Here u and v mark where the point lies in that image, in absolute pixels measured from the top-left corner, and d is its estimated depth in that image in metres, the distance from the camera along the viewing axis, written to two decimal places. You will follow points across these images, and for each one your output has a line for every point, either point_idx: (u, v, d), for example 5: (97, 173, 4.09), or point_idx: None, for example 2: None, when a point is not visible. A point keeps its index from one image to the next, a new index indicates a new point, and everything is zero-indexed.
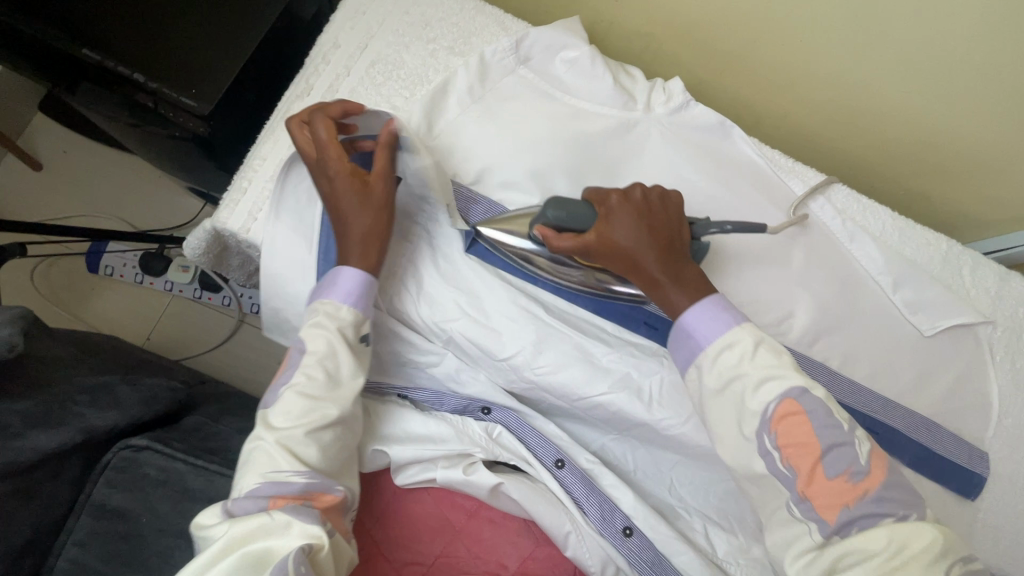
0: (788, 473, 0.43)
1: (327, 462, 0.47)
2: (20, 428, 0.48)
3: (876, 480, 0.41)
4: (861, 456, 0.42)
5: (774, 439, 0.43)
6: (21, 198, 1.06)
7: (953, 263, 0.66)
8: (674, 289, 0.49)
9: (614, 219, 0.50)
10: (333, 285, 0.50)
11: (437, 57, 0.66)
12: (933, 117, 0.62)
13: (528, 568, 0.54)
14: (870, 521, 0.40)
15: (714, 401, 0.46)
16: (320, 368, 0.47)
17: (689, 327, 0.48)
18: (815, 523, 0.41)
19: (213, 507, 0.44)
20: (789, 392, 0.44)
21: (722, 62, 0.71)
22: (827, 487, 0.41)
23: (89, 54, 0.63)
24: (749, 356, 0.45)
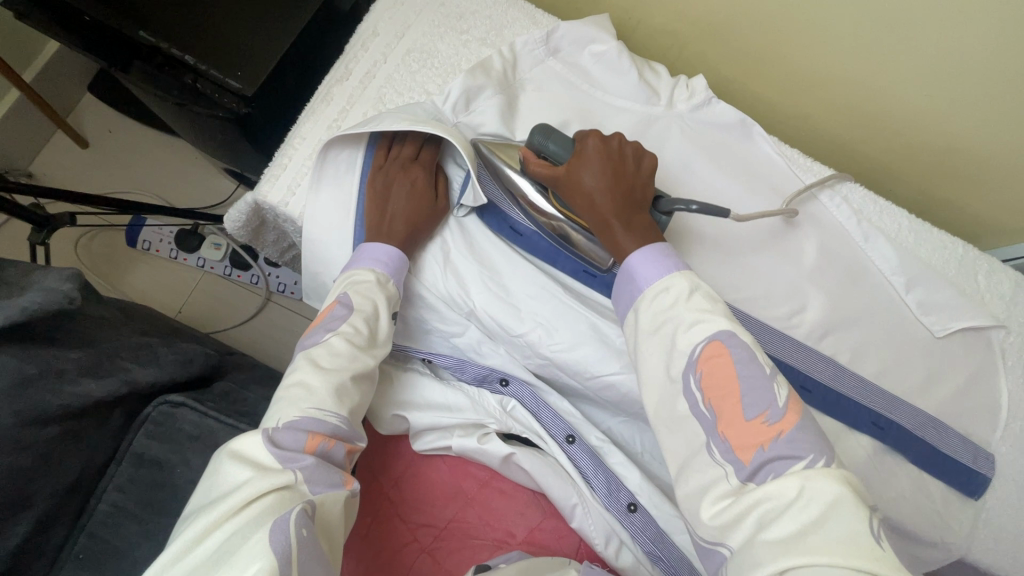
0: (708, 415, 0.43)
1: (353, 425, 0.49)
2: (74, 374, 0.52)
3: (791, 422, 0.40)
4: (779, 399, 0.41)
5: (698, 381, 0.44)
6: (67, 172, 1.12)
7: (969, 267, 0.67)
8: (622, 232, 0.51)
9: (584, 159, 0.53)
10: (375, 256, 0.56)
11: (469, 48, 0.69)
12: (950, 118, 0.63)
13: (536, 538, 0.57)
14: (782, 465, 0.39)
15: (647, 341, 0.48)
16: (364, 323, 0.52)
17: (632, 267, 0.50)
18: (732, 466, 0.41)
19: (249, 439, 0.44)
20: (716, 335, 0.44)
21: (747, 59, 0.72)
22: (741, 427, 0.41)
23: (145, 36, 0.67)
24: (683, 298, 0.47)
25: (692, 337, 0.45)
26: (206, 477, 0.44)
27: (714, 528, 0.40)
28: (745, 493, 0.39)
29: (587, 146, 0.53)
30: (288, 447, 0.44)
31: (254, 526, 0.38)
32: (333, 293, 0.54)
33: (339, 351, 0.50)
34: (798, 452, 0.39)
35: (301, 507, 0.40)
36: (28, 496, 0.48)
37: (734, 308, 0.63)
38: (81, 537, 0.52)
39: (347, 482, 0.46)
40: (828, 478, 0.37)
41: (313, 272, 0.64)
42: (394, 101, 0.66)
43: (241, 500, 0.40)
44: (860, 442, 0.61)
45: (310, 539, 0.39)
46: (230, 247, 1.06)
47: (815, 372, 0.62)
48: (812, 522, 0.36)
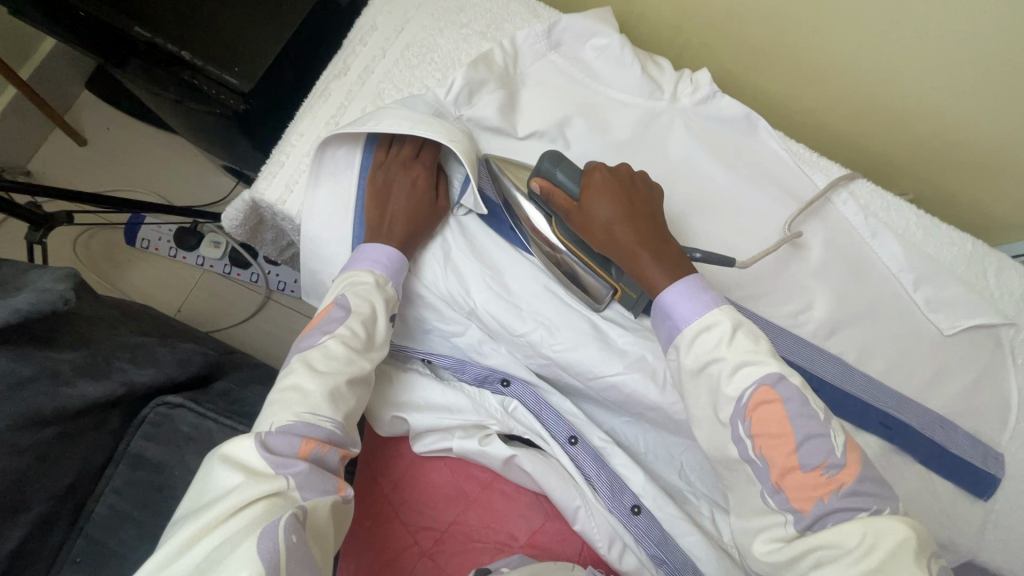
0: (760, 463, 0.43)
1: (348, 430, 0.48)
2: (70, 375, 0.51)
3: (851, 473, 0.40)
4: (837, 448, 0.41)
5: (748, 427, 0.43)
6: (65, 169, 1.11)
7: (978, 264, 0.66)
8: (654, 269, 0.49)
9: (599, 190, 0.51)
10: (372, 257, 0.55)
11: (469, 42, 0.68)
12: (959, 112, 0.62)
13: (538, 541, 0.56)
14: (843, 515, 0.40)
15: (691, 382, 0.47)
16: (361, 324, 0.51)
17: (668, 305, 0.48)
18: (790, 515, 0.41)
19: (243, 441, 0.44)
20: (764, 379, 0.44)
21: (752, 53, 0.71)
22: (798, 479, 0.41)
23: (140, 31, 0.66)
24: (727, 339, 0.45)
25: (739, 382, 0.44)
26: (195, 480, 0.43)
27: (767, 563, 0.43)
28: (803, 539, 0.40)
29: (596, 179, 0.51)
30: (282, 451, 0.43)
31: (244, 534, 0.38)
32: (330, 295, 0.53)
33: (336, 355, 0.49)
34: (861, 504, 0.39)
35: (292, 514, 0.40)
36: (24, 499, 0.48)
37: (738, 306, 0.62)
38: (79, 539, 0.52)
39: (340, 488, 0.45)
40: (897, 527, 0.38)
41: (311, 270, 0.63)
42: (392, 96, 0.65)
43: (232, 506, 0.39)
44: (867, 442, 0.60)
45: (299, 547, 0.39)
46: (229, 245, 1.06)
47: (821, 371, 0.61)
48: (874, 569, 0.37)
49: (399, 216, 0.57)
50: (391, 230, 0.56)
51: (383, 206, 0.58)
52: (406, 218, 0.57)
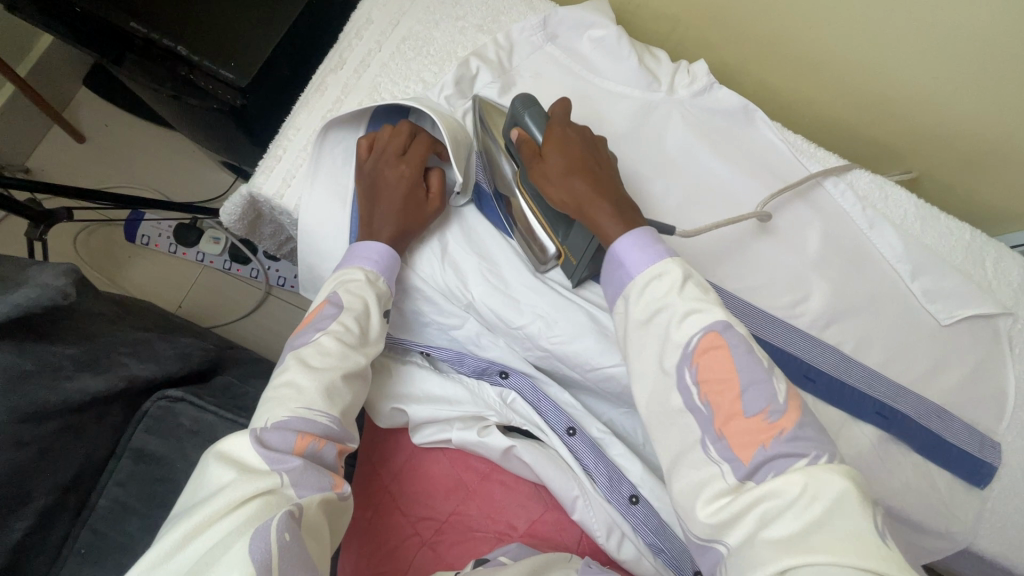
0: (704, 411, 0.41)
1: (344, 426, 0.48)
2: (71, 369, 0.52)
3: (793, 420, 0.39)
4: (779, 394, 0.40)
5: (694, 374, 0.42)
6: (63, 166, 1.12)
7: (975, 254, 0.66)
8: (609, 217, 0.48)
9: (559, 138, 0.51)
10: (365, 254, 0.55)
11: (466, 35, 0.67)
12: (956, 100, 0.61)
13: (537, 530, 0.56)
14: (783, 463, 0.38)
15: (639, 331, 0.46)
16: (354, 321, 0.51)
17: (620, 252, 0.47)
18: (730, 464, 0.40)
19: (239, 438, 0.44)
20: (713, 326, 0.43)
21: (750, 45, 0.71)
22: (741, 425, 0.40)
23: (138, 27, 0.66)
24: (676, 287, 0.44)
25: (687, 329, 0.43)
26: (193, 475, 0.44)
27: (710, 526, 0.39)
28: (744, 490, 0.38)
29: (557, 129, 0.51)
30: (277, 447, 0.44)
31: (236, 534, 0.38)
32: (324, 292, 0.54)
33: (329, 351, 0.49)
34: (800, 450, 0.38)
35: (285, 511, 0.40)
36: (28, 491, 0.48)
37: (737, 297, 0.62)
38: (84, 532, 0.52)
39: (337, 483, 0.45)
40: (834, 475, 0.36)
41: (310, 265, 0.63)
42: (389, 90, 0.65)
43: (224, 504, 0.40)
44: (864, 432, 0.60)
45: (293, 544, 0.39)
46: (229, 241, 1.06)
47: (818, 361, 0.61)
48: (815, 519, 0.35)
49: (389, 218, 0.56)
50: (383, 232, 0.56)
51: (375, 207, 0.57)
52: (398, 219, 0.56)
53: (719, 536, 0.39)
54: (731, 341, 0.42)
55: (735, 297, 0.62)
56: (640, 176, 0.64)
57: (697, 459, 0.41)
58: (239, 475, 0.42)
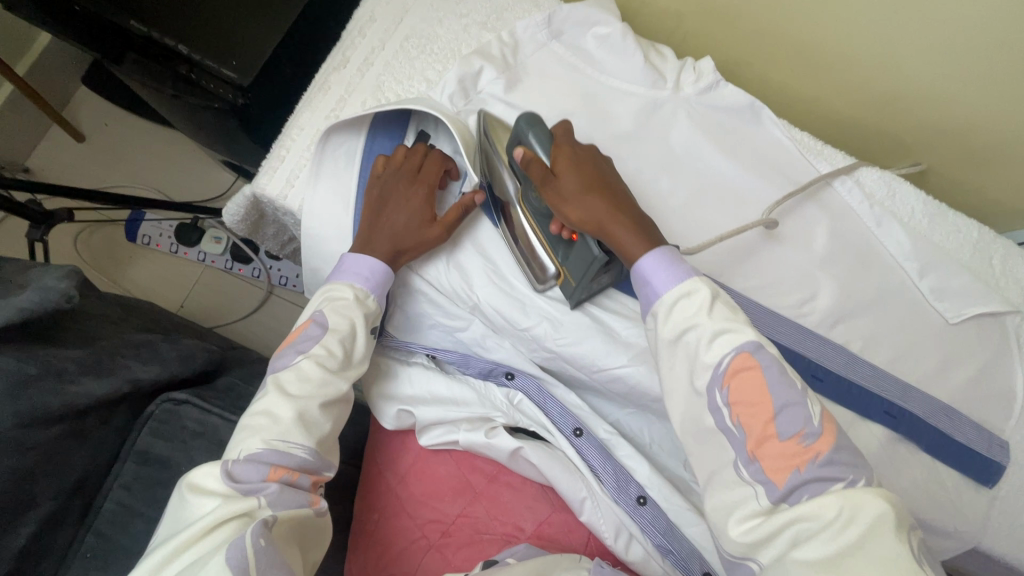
0: (737, 432, 0.42)
1: (322, 455, 0.48)
2: (76, 372, 0.51)
3: (828, 442, 0.40)
4: (813, 417, 0.41)
5: (725, 395, 0.43)
6: (63, 165, 1.11)
7: (984, 251, 0.65)
8: (630, 236, 0.48)
9: (567, 159, 0.50)
10: (353, 271, 0.54)
11: (469, 32, 0.67)
12: (966, 97, 0.61)
13: (545, 532, 0.56)
14: (819, 487, 0.38)
15: (668, 350, 0.46)
16: (338, 344, 0.51)
17: (646, 272, 0.47)
18: (763, 486, 0.40)
19: (211, 470, 0.44)
20: (743, 347, 0.43)
21: (756, 41, 0.70)
22: (775, 447, 0.40)
23: (137, 26, 0.66)
24: (706, 307, 0.45)
25: (717, 349, 0.44)
26: (170, 508, 0.44)
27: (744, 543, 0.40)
28: (777, 513, 0.39)
29: (567, 149, 0.51)
30: (251, 477, 0.43)
31: (213, 551, 0.38)
32: (308, 311, 0.53)
33: (310, 377, 0.49)
34: (836, 474, 0.38)
35: (261, 521, 0.39)
36: (32, 496, 0.48)
37: (743, 297, 0.61)
38: (89, 536, 0.52)
39: (315, 503, 0.45)
40: (873, 500, 0.36)
41: (313, 267, 0.63)
42: (393, 89, 0.64)
43: (201, 528, 0.40)
44: (872, 431, 0.60)
45: (267, 550, 0.38)
46: (230, 241, 1.05)
47: (826, 361, 0.60)
48: (852, 543, 0.35)
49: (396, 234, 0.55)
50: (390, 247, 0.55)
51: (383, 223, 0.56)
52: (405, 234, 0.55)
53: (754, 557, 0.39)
54: (762, 361, 0.42)
55: (742, 297, 0.61)
56: (646, 175, 0.63)
57: (730, 478, 0.42)
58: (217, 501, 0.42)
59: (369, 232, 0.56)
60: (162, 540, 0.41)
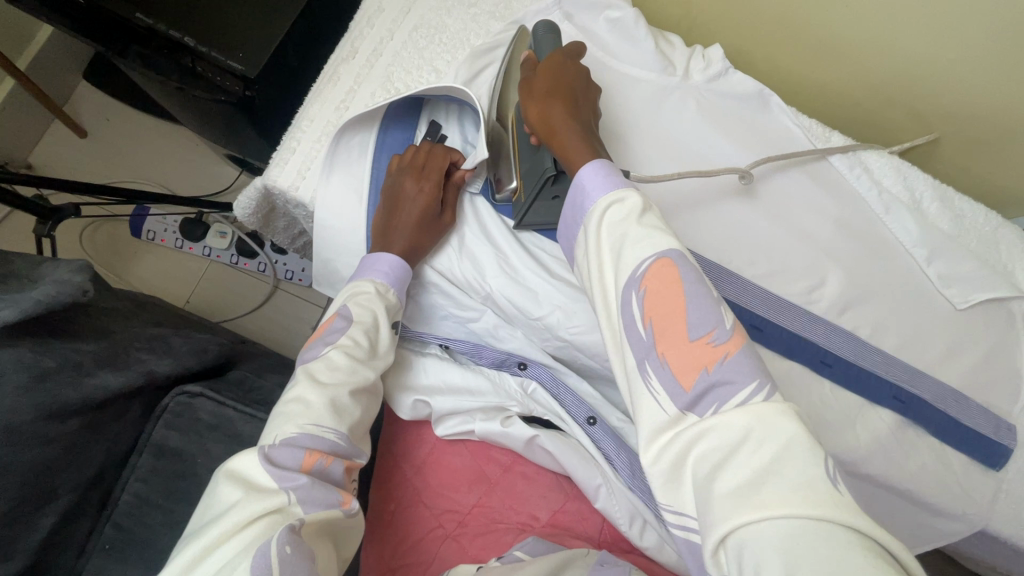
0: (647, 337, 0.38)
1: (351, 444, 0.48)
2: (91, 366, 0.51)
3: (739, 344, 0.36)
4: (725, 319, 0.37)
5: (640, 298, 0.39)
6: (65, 159, 1.10)
7: (990, 238, 0.66)
8: (576, 143, 0.48)
9: (553, 65, 0.53)
10: (375, 267, 0.55)
11: (478, 21, 0.66)
12: (976, 83, 0.61)
13: (559, 521, 0.56)
14: (726, 390, 0.35)
15: (594, 254, 0.43)
16: (364, 335, 0.51)
17: (583, 178, 0.46)
18: (672, 393, 0.36)
19: (248, 456, 0.44)
20: (665, 252, 0.40)
21: (764, 28, 0.70)
22: (685, 350, 0.37)
23: (141, 18, 0.65)
24: (635, 213, 0.42)
25: (639, 253, 0.40)
26: (205, 493, 0.44)
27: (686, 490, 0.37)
28: (684, 424, 0.35)
29: (558, 59, 0.53)
30: (286, 462, 0.43)
31: (243, 554, 0.38)
32: (334, 305, 0.54)
33: (338, 366, 0.49)
34: (743, 376, 0.35)
35: (286, 527, 0.39)
36: (53, 488, 0.48)
37: (755, 284, 0.61)
38: (107, 527, 0.52)
39: (344, 501, 0.44)
40: (783, 418, 0.32)
41: (325, 258, 0.63)
42: (402, 79, 0.64)
43: (233, 525, 0.39)
44: (881, 417, 0.60)
45: (292, 559, 0.38)
46: (236, 235, 1.05)
47: (836, 347, 0.61)
48: (767, 465, 0.31)
49: (407, 228, 0.56)
50: (403, 242, 0.56)
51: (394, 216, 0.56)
52: (414, 227, 0.56)
53: (673, 498, 0.35)
54: (681, 265, 0.39)
55: (752, 284, 0.61)
56: (656, 163, 0.63)
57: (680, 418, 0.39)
58: (243, 495, 0.41)
59: (382, 230, 0.56)
60: (195, 528, 0.41)
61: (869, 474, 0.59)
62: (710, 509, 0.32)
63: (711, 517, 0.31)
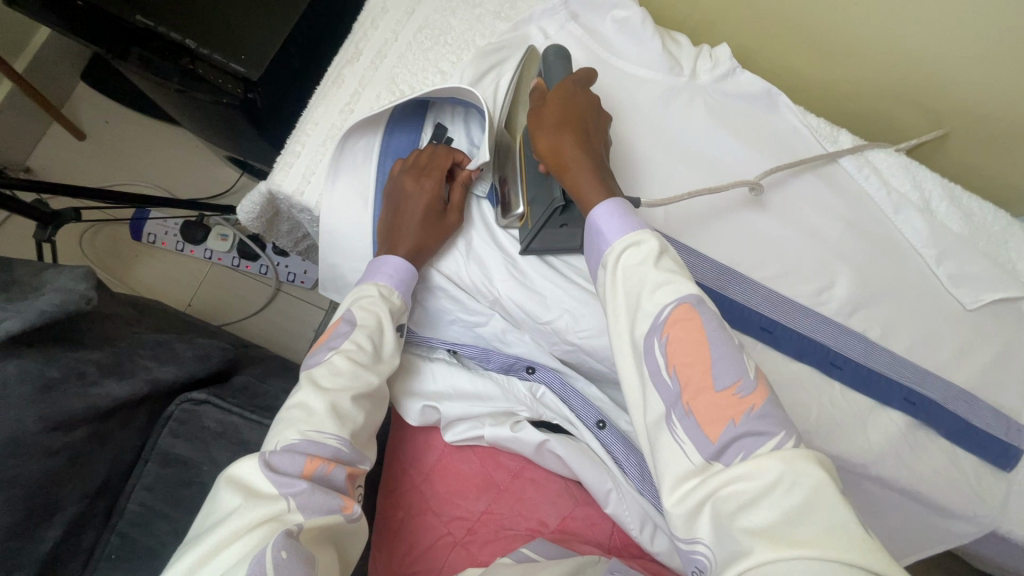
0: (671, 385, 0.38)
1: (354, 449, 0.47)
2: (96, 374, 0.51)
3: (764, 395, 0.36)
4: (749, 370, 0.37)
5: (663, 346, 0.39)
6: (64, 162, 1.09)
7: (998, 237, 0.65)
8: (589, 181, 0.47)
9: (565, 96, 0.51)
10: (378, 270, 0.54)
11: (483, 21, 0.66)
12: (987, 80, 0.60)
13: (568, 527, 0.56)
14: (753, 442, 0.34)
15: (612, 299, 0.43)
16: (368, 339, 0.50)
17: (598, 219, 0.45)
18: (698, 442, 0.36)
19: (250, 462, 0.44)
20: (686, 299, 0.40)
21: (772, 27, 0.69)
22: (709, 400, 0.36)
23: (142, 20, 0.64)
24: (653, 257, 0.42)
25: (659, 299, 0.40)
26: (207, 500, 0.43)
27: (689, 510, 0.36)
28: (711, 473, 0.35)
29: (570, 88, 0.51)
30: (287, 467, 0.43)
31: (238, 564, 0.37)
32: (338, 309, 0.53)
33: (341, 371, 0.48)
34: (770, 428, 0.34)
35: (283, 532, 0.38)
36: (58, 499, 0.47)
37: (764, 286, 0.61)
38: (113, 536, 0.52)
39: (346, 505, 0.43)
40: (809, 463, 0.32)
41: (331, 263, 0.62)
42: (407, 81, 0.63)
43: (233, 533, 0.39)
44: (891, 418, 0.60)
45: (288, 564, 0.37)
46: (237, 238, 1.05)
47: (846, 349, 0.60)
48: (795, 508, 0.31)
49: (409, 228, 0.55)
50: (408, 244, 0.55)
51: (396, 217, 0.56)
52: (417, 226, 0.55)
53: (694, 531, 0.34)
54: (703, 314, 0.39)
55: (761, 285, 0.61)
56: (664, 164, 0.62)
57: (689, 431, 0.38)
58: (243, 501, 0.41)
59: (388, 232, 0.56)
60: (195, 535, 0.41)
61: (880, 476, 0.59)
62: (734, 547, 0.31)
63: (734, 556, 0.31)
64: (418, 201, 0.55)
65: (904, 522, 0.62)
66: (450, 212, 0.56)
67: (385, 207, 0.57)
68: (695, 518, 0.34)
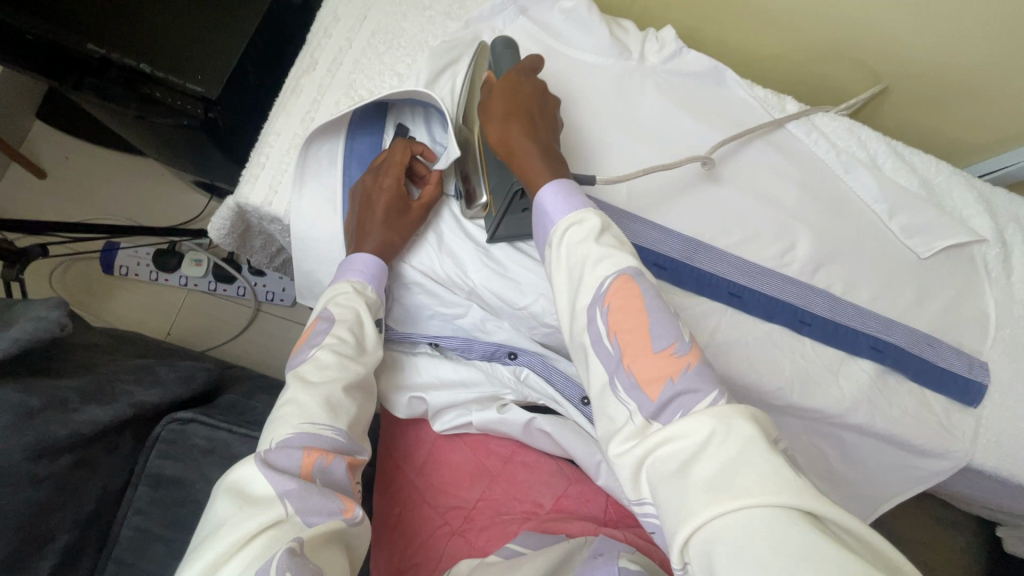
0: (612, 350, 0.40)
1: (349, 438, 0.47)
2: (77, 402, 0.50)
3: (698, 355, 0.38)
4: (685, 332, 0.39)
5: (605, 314, 0.40)
6: (26, 203, 1.08)
7: (945, 186, 0.68)
8: (536, 165, 0.49)
9: (511, 85, 0.52)
10: (350, 267, 0.55)
11: (434, 23, 0.67)
12: (913, 41, 0.64)
13: (563, 505, 0.57)
14: (689, 399, 0.36)
15: (557, 274, 0.45)
16: (348, 332, 0.51)
17: (544, 202, 0.47)
18: (638, 404, 0.38)
19: (247, 465, 0.44)
20: (624, 270, 0.41)
21: (712, 8, 0.72)
22: (648, 361, 0.38)
23: (94, 48, 0.64)
24: (593, 234, 0.44)
25: (600, 273, 0.42)
26: (206, 508, 0.43)
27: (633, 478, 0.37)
28: (650, 432, 0.36)
29: (515, 78, 0.53)
30: (286, 463, 0.43)
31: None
32: (314, 309, 0.54)
33: (327, 364, 0.49)
34: (703, 385, 0.36)
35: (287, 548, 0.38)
36: (49, 529, 0.47)
37: (730, 253, 0.63)
38: (109, 564, 0.51)
39: (347, 508, 0.43)
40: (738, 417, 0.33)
41: (307, 269, 0.63)
42: (365, 86, 0.64)
43: (236, 543, 0.39)
44: (862, 367, 0.62)
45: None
46: (211, 262, 1.04)
47: (812, 305, 0.63)
48: (735, 459, 0.32)
49: (375, 224, 0.55)
50: (376, 240, 0.55)
51: (363, 216, 0.56)
52: (383, 221, 0.55)
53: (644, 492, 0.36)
54: (639, 284, 0.41)
55: (726, 253, 0.63)
56: (622, 145, 0.64)
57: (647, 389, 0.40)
58: (239, 507, 0.41)
59: (358, 232, 0.56)
60: (197, 544, 0.40)
61: (855, 423, 0.62)
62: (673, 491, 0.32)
63: (680, 514, 0.32)
64: (384, 201, 0.55)
65: (884, 467, 0.65)
66: (416, 206, 0.57)
67: (352, 206, 0.58)
68: (641, 478, 0.36)
